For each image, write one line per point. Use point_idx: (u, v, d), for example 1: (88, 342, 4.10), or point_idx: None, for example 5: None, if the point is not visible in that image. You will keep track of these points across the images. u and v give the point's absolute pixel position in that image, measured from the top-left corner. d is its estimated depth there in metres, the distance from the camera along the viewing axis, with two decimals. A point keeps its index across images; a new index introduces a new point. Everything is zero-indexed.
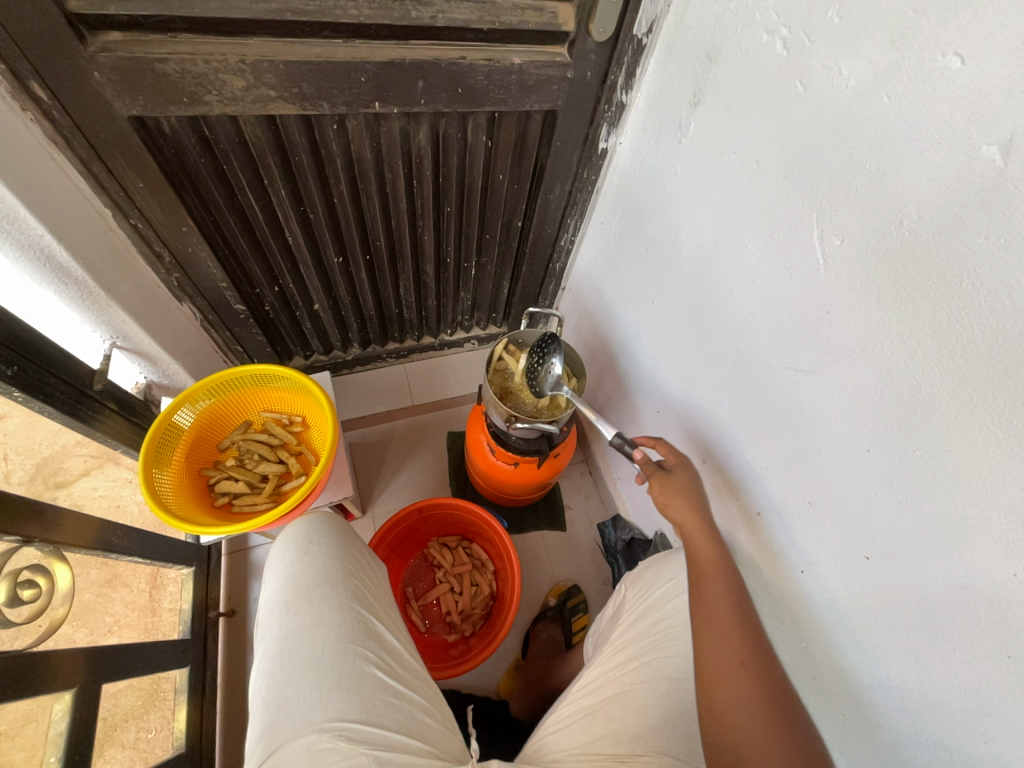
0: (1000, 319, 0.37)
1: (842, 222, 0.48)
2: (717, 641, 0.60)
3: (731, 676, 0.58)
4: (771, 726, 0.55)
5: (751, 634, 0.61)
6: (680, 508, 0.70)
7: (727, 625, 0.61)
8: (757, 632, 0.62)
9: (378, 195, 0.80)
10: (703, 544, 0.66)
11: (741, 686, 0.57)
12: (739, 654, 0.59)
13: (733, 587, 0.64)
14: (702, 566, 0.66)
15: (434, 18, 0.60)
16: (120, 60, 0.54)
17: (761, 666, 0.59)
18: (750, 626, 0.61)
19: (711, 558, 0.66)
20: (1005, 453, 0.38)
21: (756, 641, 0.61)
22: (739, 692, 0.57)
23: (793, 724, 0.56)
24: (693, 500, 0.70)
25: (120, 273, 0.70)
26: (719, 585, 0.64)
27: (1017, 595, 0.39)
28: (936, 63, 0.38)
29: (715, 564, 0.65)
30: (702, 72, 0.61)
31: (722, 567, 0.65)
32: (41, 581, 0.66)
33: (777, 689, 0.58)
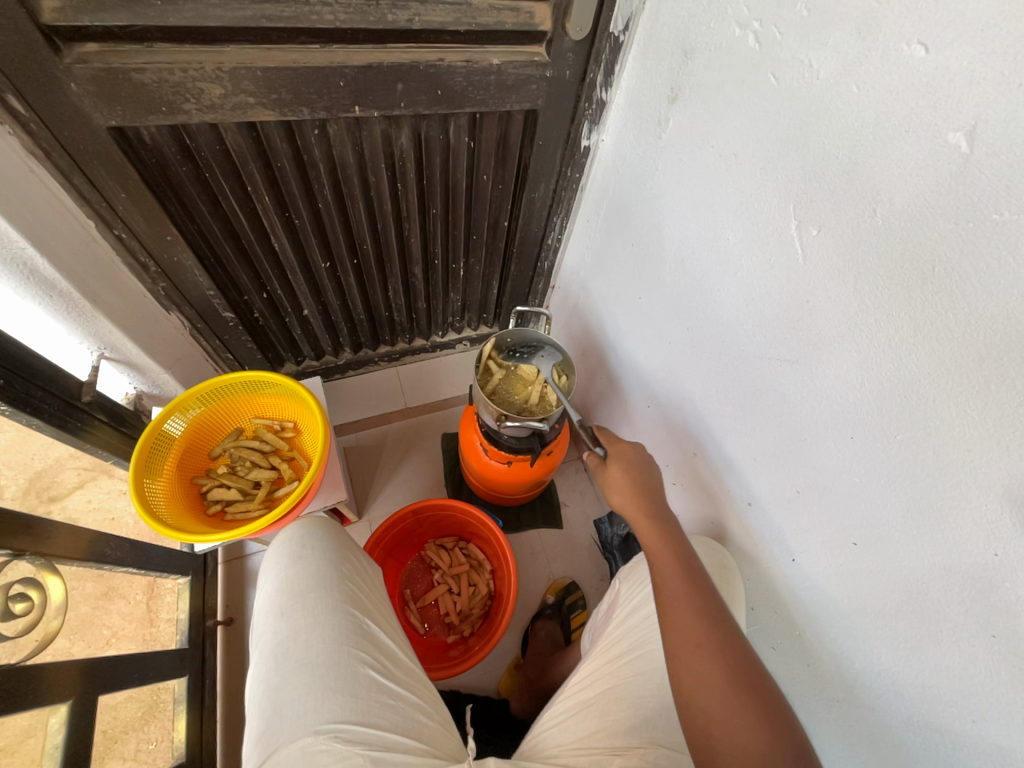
0: (971, 303, 0.38)
1: (818, 211, 0.48)
2: (674, 622, 0.56)
3: (689, 658, 0.53)
4: (740, 706, 0.50)
5: (708, 608, 0.56)
6: (621, 495, 0.69)
7: (679, 602, 0.57)
8: (718, 606, 0.57)
9: (362, 199, 0.80)
10: (646, 526, 0.65)
11: (699, 666, 0.53)
12: (696, 633, 0.54)
13: (684, 563, 0.61)
14: (650, 547, 0.63)
15: (411, 21, 0.60)
16: (97, 71, 0.54)
17: (724, 641, 0.54)
18: (706, 600, 0.57)
19: (657, 536, 0.64)
20: (982, 435, 0.39)
21: (716, 613, 0.56)
22: (699, 674, 0.52)
23: (767, 702, 0.50)
24: (633, 484, 0.69)
25: (105, 284, 0.70)
26: (669, 564, 0.61)
27: (999, 575, 0.40)
28: (901, 52, 0.38)
29: (663, 542, 0.63)
30: (678, 68, 0.62)
31: (671, 544, 0.63)
32: (34, 594, 0.66)
33: (744, 664, 0.53)
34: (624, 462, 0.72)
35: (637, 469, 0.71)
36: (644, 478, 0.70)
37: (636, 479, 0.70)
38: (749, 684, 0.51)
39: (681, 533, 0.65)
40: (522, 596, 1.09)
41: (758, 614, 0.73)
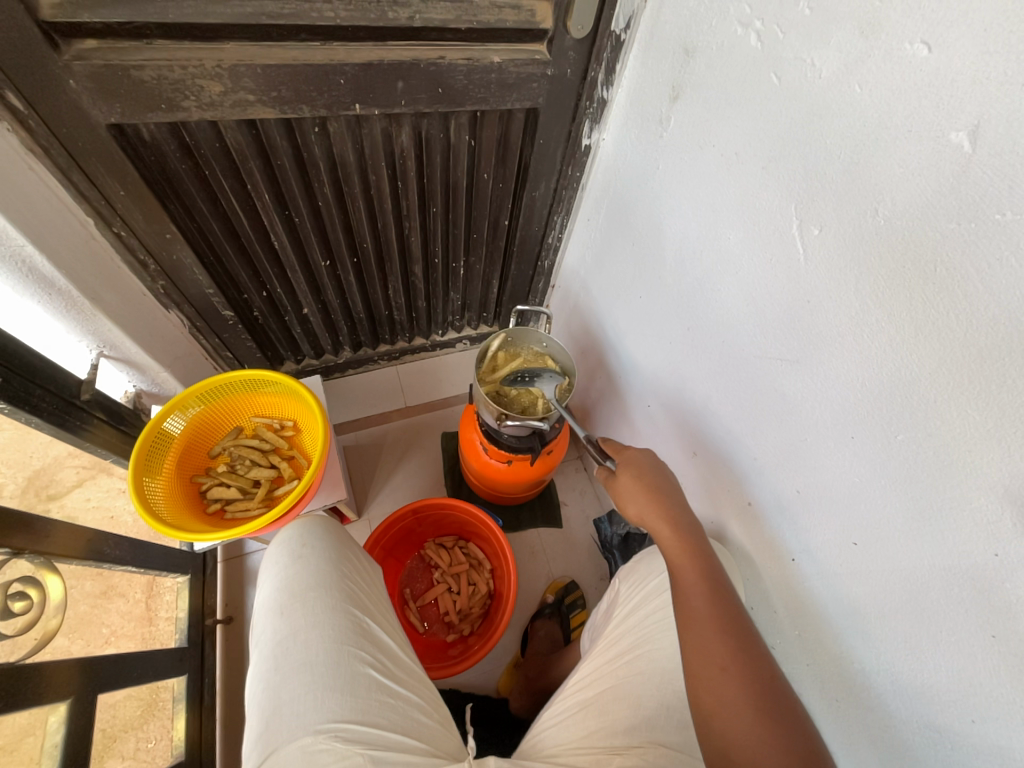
0: (973, 303, 0.38)
1: (820, 211, 0.48)
2: (697, 642, 0.56)
3: (712, 679, 0.53)
4: (762, 729, 0.49)
5: (733, 628, 0.56)
6: (641, 507, 0.69)
7: (703, 622, 0.57)
8: (744, 627, 0.57)
9: (362, 197, 0.80)
10: (668, 539, 0.65)
11: (723, 688, 0.52)
12: (720, 655, 0.54)
13: (706, 576, 0.61)
14: (673, 562, 0.63)
15: (411, 19, 0.60)
16: (96, 68, 0.54)
17: (749, 664, 0.54)
18: (733, 622, 0.57)
19: (681, 551, 0.63)
20: (984, 435, 0.39)
21: (742, 635, 0.56)
22: (721, 695, 0.52)
23: (790, 725, 0.50)
24: (654, 495, 0.68)
25: (104, 282, 0.70)
26: (693, 582, 0.61)
27: (1000, 575, 0.40)
28: (904, 51, 0.38)
29: (688, 559, 0.62)
30: (680, 66, 0.62)
31: (696, 560, 0.62)
32: (33, 593, 0.66)
33: (771, 689, 0.52)
34: (644, 474, 0.71)
35: (659, 481, 0.70)
36: (666, 489, 0.69)
37: (658, 490, 0.69)
38: (773, 707, 0.51)
39: (706, 548, 0.64)
40: (522, 596, 1.09)
41: (758, 614, 0.73)
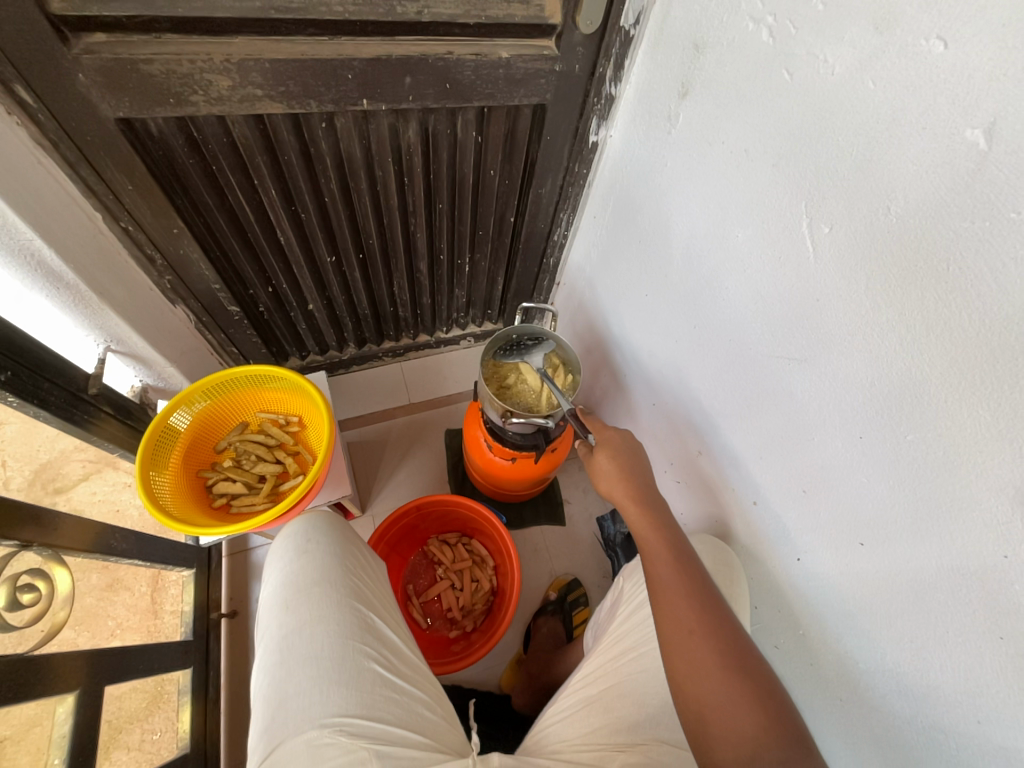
0: (988, 302, 0.37)
1: (830, 209, 0.48)
2: (666, 609, 0.56)
3: (682, 645, 0.54)
4: (732, 689, 0.50)
5: (698, 592, 0.57)
6: (611, 482, 0.69)
7: (670, 590, 0.57)
8: (709, 591, 0.57)
9: (368, 192, 0.80)
10: (637, 514, 0.65)
11: (692, 652, 0.53)
12: (688, 619, 0.55)
13: (673, 546, 0.61)
14: (640, 534, 0.64)
15: (420, 14, 0.60)
16: (104, 62, 0.54)
17: (715, 625, 0.54)
18: (697, 586, 0.57)
19: (648, 523, 0.64)
20: (994, 436, 0.39)
21: (707, 598, 0.57)
22: (691, 659, 0.53)
23: (759, 682, 0.51)
24: (621, 470, 0.69)
25: (113, 276, 0.70)
26: (660, 550, 0.61)
27: (1009, 576, 0.40)
28: (918, 48, 0.38)
29: (654, 528, 0.63)
30: (690, 63, 0.61)
31: (662, 528, 0.63)
32: (41, 585, 0.67)
33: (737, 648, 0.53)
34: (611, 447, 0.72)
35: (625, 455, 0.71)
36: (633, 465, 0.70)
37: (625, 465, 0.70)
38: (743, 667, 0.52)
39: (669, 517, 0.65)
40: (525, 593, 1.09)
41: (762, 613, 0.73)
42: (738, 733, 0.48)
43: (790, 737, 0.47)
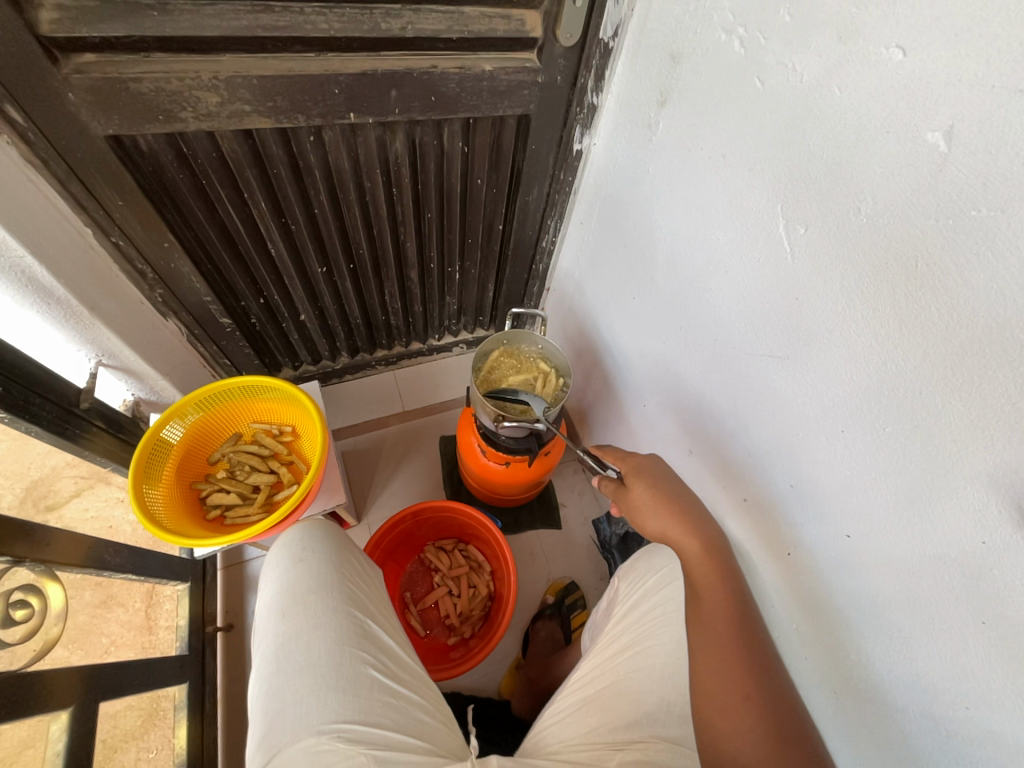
0: (956, 296, 0.39)
1: (805, 210, 0.50)
2: (718, 664, 0.57)
3: (731, 703, 0.54)
4: (776, 758, 0.51)
5: (754, 658, 0.57)
6: (663, 520, 0.69)
7: (726, 648, 0.58)
8: (762, 658, 0.58)
9: (358, 203, 0.81)
10: (698, 561, 0.65)
11: (740, 710, 0.54)
12: (742, 683, 0.55)
13: (732, 602, 0.61)
14: (698, 581, 0.63)
15: (404, 29, 0.61)
16: (94, 81, 0.55)
17: (766, 695, 0.55)
18: (752, 651, 0.58)
19: (708, 571, 0.64)
20: (966, 425, 0.40)
21: (760, 664, 0.57)
22: (738, 721, 0.53)
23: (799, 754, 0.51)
24: (675, 511, 0.68)
25: (104, 291, 0.71)
26: (720, 604, 0.61)
27: (988, 561, 0.41)
28: (880, 55, 0.40)
29: (717, 580, 0.63)
30: (667, 72, 0.63)
31: (723, 582, 0.63)
32: (34, 601, 0.66)
33: (785, 721, 0.53)
34: (661, 487, 0.71)
35: (681, 498, 0.70)
36: (689, 507, 0.69)
37: (678, 505, 0.69)
38: (788, 737, 0.52)
39: (730, 569, 0.64)
40: (522, 597, 1.09)
41: (756, 609, 0.74)
42: None
43: None
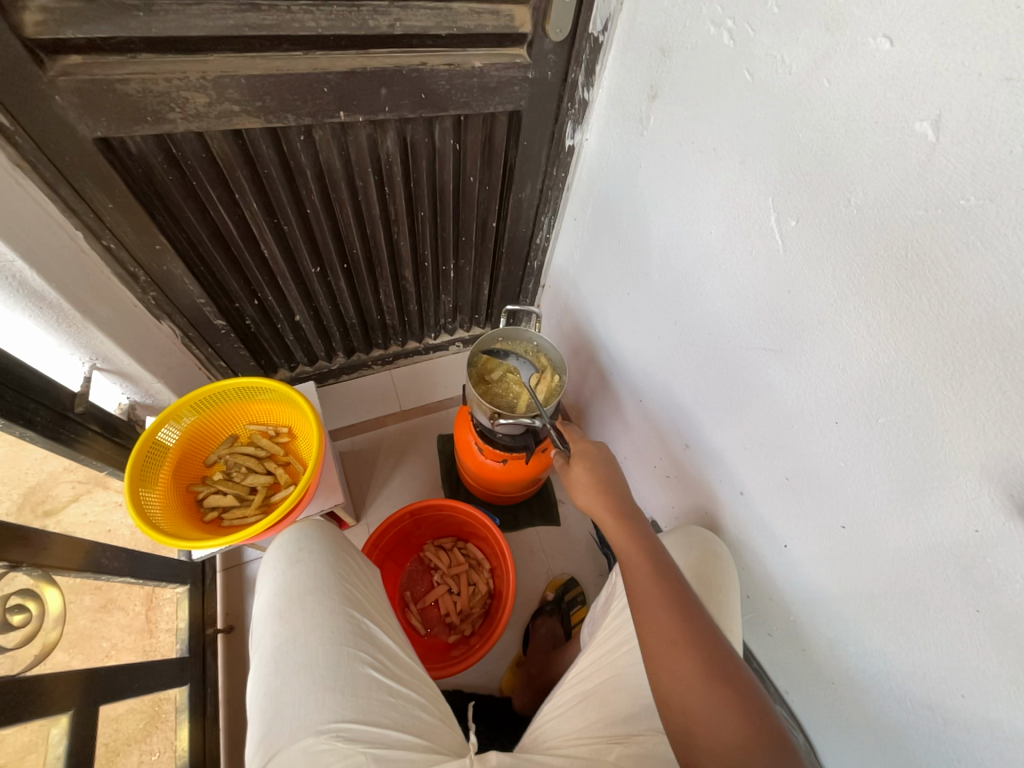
0: (946, 287, 0.39)
1: (796, 202, 0.49)
2: (648, 621, 0.55)
3: (664, 655, 0.52)
4: (715, 696, 0.49)
5: (680, 604, 0.56)
6: (589, 497, 0.69)
7: (653, 602, 0.56)
8: (691, 604, 0.56)
9: (350, 203, 0.80)
10: (615, 529, 0.65)
11: (674, 660, 0.52)
12: (670, 630, 0.54)
13: (652, 557, 0.61)
14: (621, 548, 0.63)
15: (392, 26, 0.61)
16: (81, 83, 0.55)
17: (697, 636, 0.53)
18: (678, 598, 0.56)
19: (625, 535, 0.64)
20: (957, 415, 0.40)
21: (688, 608, 0.56)
22: (674, 672, 0.51)
23: (742, 690, 0.50)
24: (600, 487, 0.69)
25: (96, 294, 0.71)
26: (641, 563, 0.60)
27: (982, 549, 0.41)
28: (867, 46, 0.39)
29: (633, 541, 0.63)
30: (657, 67, 0.63)
31: (640, 542, 0.62)
32: (31, 606, 0.66)
33: (720, 659, 0.52)
34: (588, 463, 0.72)
35: (605, 472, 0.71)
36: (607, 475, 0.71)
37: (602, 480, 0.70)
38: (725, 676, 0.50)
39: (650, 531, 0.64)
40: (522, 594, 1.09)
41: (754, 602, 0.74)
42: (724, 744, 0.46)
43: (776, 748, 0.46)
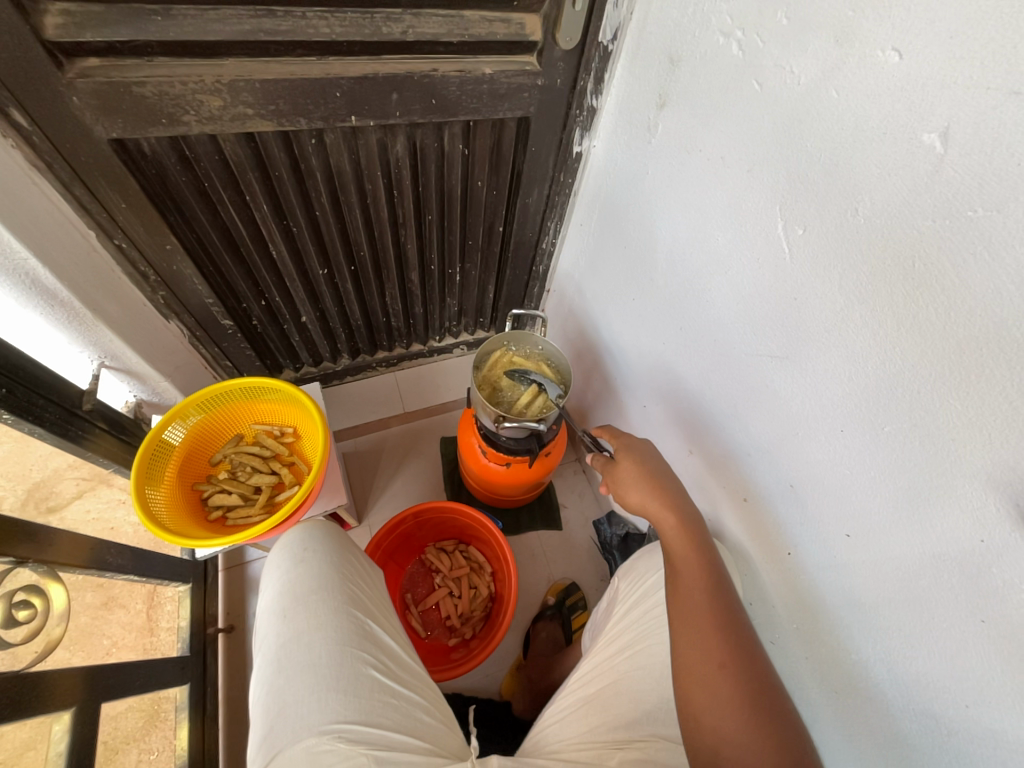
0: (952, 297, 0.39)
1: (803, 211, 0.50)
2: (696, 637, 0.54)
3: (708, 676, 0.52)
4: (754, 728, 0.49)
5: (731, 629, 0.55)
6: (643, 495, 0.67)
7: (704, 620, 0.55)
8: (741, 629, 0.55)
9: (359, 206, 0.81)
10: (672, 532, 0.62)
11: (718, 684, 0.51)
12: (719, 653, 0.53)
13: (707, 573, 0.59)
14: (674, 554, 0.61)
15: (405, 33, 0.62)
16: (98, 85, 0.55)
17: (745, 664, 0.53)
18: (730, 621, 0.55)
19: (682, 542, 0.62)
20: (964, 424, 0.40)
21: (738, 633, 0.55)
22: (716, 694, 0.51)
23: (779, 724, 0.50)
24: (658, 487, 0.66)
25: (107, 293, 0.71)
26: (695, 575, 0.59)
27: (986, 558, 0.41)
28: (876, 58, 0.40)
29: (691, 551, 0.61)
30: (666, 75, 0.64)
31: (698, 554, 0.60)
32: (36, 601, 0.67)
33: (764, 691, 0.51)
34: (646, 464, 0.69)
35: (666, 476, 0.68)
36: (664, 476, 0.68)
37: (660, 481, 0.67)
38: (765, 706, 0.50)
39: (707, 542, 0.62)
40: (523, 599, 1.09)
41: (757, 609, 0.74)
42: None
43: None
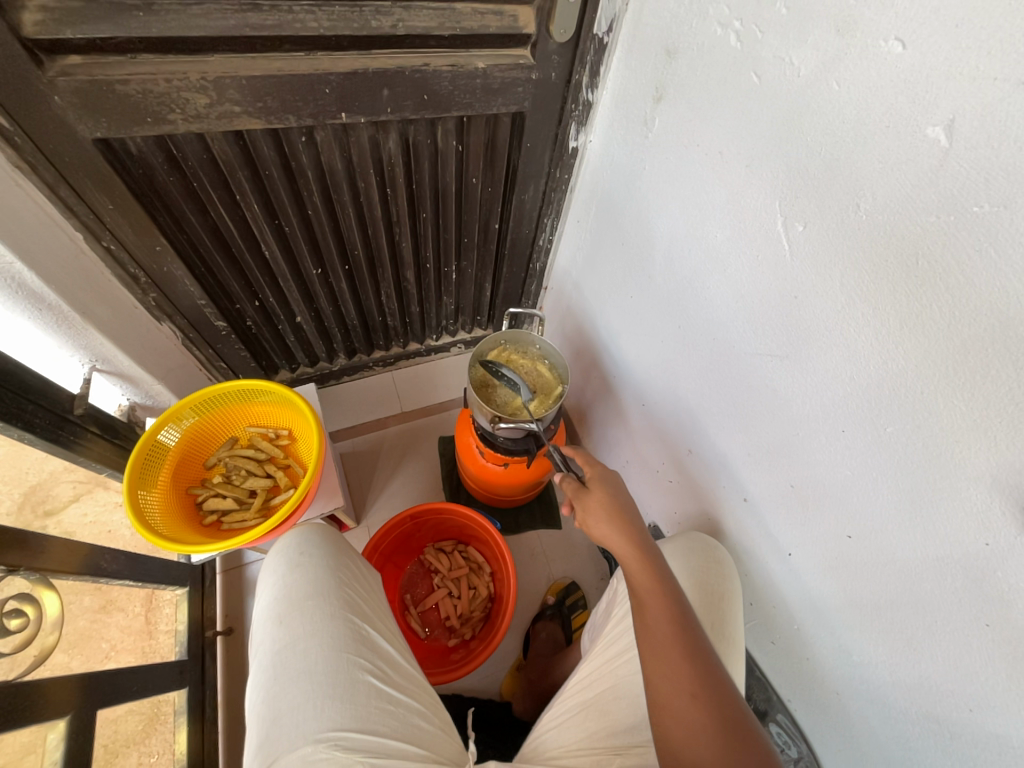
0: (956, 295, 0.38)
1: (803, 207, 0.49)
2: (665, 671, 0.53)
3: (682, 710, 0.50)
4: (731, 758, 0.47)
5: (700, 658, 0.53)
6: (604, 524, 0.65)
7: (671, 651, 0.54)
8: (708, 655, 0.54)
9: (352, 204, 0.80)
10: (634, 563, 0.61)
11: (691, 716, 0.50)
12: (689, 683, 0.51)
13: (672, 601, 0.57)
14: (638, 586, 0.60)
15: (395, 26, 0.60)
16: (80, 83, 0.54)
17: (716, 690, 0.51)
18: (698, 650, 0.54)
19: (644, 571, 0.60)
20: (968, 426, 0.40)
21: (706, 658, 0.53)
22: (691, 728, 0.49)
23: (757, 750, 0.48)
24: (616, 513, 0.65)
25: (96, 296, 0.70)
26: (660, 604, 0.57)
27: (991, 562, 0.40)
28: (879, 48, 0.39)
29: (653, 578, 0.59)
30: (662, 68, 0.62)
31: (661, 582, 0.59)
32: (29, 610, 0.65)
33: (737, 717, 0.50)
34: (607, 490, 0.68)
35: (625, 504, 0.67)
36: (622, 502, 0.67)
37: (618, 507, 0.66)
38: (741, 735, 0.48)
39: (667, 568, 0.61)
40: (523, 598, 1.09)
41: (757, 609, 0.73)
42: None
43: None
